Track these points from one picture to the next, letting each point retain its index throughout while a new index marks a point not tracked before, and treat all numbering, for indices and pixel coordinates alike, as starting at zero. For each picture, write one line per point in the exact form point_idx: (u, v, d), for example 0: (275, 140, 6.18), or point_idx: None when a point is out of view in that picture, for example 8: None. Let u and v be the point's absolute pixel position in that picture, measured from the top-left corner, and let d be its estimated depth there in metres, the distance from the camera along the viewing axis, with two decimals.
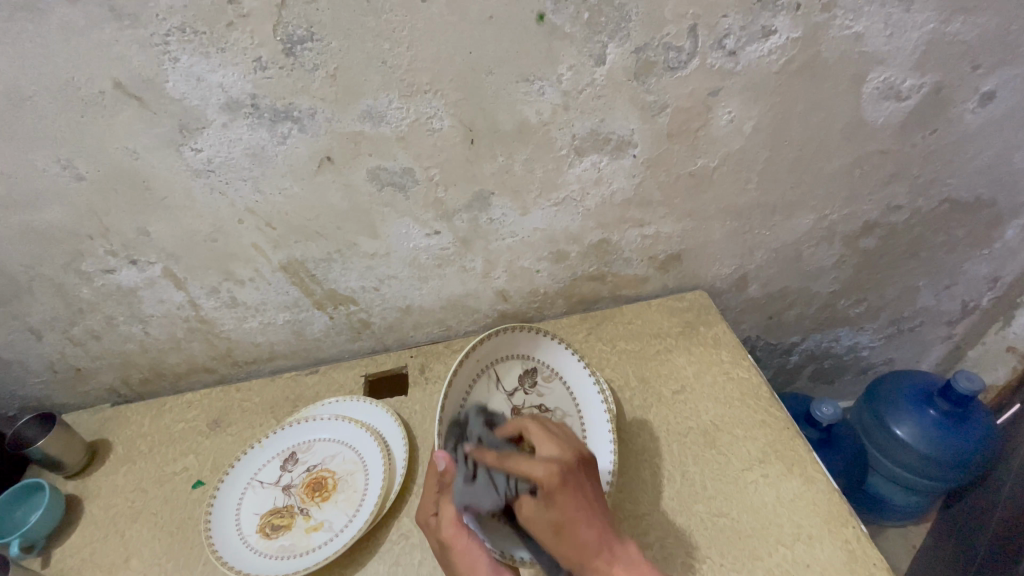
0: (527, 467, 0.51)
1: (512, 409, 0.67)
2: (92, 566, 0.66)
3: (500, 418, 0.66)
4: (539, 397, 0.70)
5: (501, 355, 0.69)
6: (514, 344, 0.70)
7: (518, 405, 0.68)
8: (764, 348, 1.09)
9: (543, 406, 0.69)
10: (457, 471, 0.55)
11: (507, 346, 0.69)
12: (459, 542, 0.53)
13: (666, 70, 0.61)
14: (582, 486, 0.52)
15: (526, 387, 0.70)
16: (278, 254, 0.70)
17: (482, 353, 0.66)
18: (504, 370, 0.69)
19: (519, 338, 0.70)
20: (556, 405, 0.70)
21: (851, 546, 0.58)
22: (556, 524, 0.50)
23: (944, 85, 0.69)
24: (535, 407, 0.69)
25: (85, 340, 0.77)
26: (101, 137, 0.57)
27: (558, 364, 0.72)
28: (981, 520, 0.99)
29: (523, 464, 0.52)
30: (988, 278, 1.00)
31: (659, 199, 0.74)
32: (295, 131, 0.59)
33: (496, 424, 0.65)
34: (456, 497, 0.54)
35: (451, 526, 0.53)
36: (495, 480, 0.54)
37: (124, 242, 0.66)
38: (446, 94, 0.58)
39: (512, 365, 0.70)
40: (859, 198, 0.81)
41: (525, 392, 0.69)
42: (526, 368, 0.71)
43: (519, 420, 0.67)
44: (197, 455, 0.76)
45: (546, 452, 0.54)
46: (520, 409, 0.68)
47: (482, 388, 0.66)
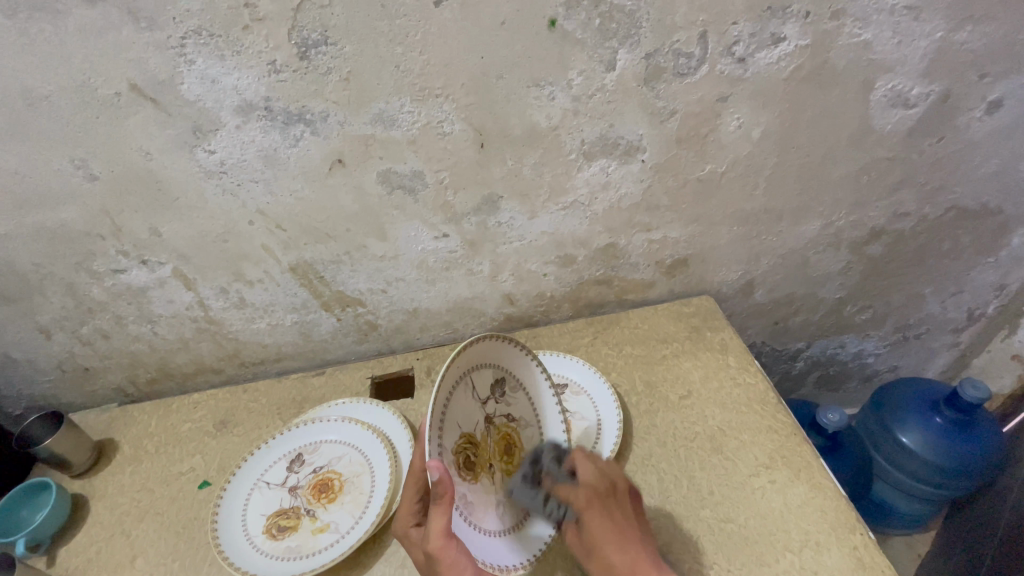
0: (566, 490, 0.54)
1: (483, 421, 0.57)
2: (99, 565, 0.66)
3: (473, 429, 0.55)
4: (508, 407, 0.60)
5: (476, 362, 0.57)
6: (491, 349, 0.58)
7: (490, 415, 0.58)
8: (769, 354, 1.09)
9: (512, 416, 0.60)
10: (450, 485, 0.48)
11: (482, 352, 0.57)
12: (448, 554, 0.48)
13: (676, 76, 0.62)
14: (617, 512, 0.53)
15: (497, 395, 0.59)
16: (287, 255, 0.70)
17: (463, 357, 0.54)
18: (480, 378, 0.57)
19: (497, 342, 0.59)
20: (522, 415, 0.61)
21: (859, 553, 0.57)
22: (593, 547, 0.51)
23: (953, 93, 0.69)
24: (504, 418, 0.59)
25: (94, 339, 0.77)
26: (116, 138, 0.57)
27: (527, 375, 0.63)
28: (987, 530, 0.99)
29: (563, 488, 0.54)
30: (995, 286, 1.00)
31: (667, 203, 0.74)
32: (308, 134, 0.59)
33: (470, 436, 0.55)
34: (447, 509, 0.49)
35: (439, 539, 0.48)
36: (545, 499, 0.57)
37: (135, 242, 0.66)
38: (457, 98, 0.59)
39: (488, 371, 0.58)
40: (866, 205, 0.81)
41: (496, 401, 0.59)
42: (497, 376, 0.59)
43: (489, 433, 0.57)
44: (203, 455, 0.77)
45: (584, 470, 0.55)
46: (492, 420, 0.58)
47: (459, 397, 0.54)
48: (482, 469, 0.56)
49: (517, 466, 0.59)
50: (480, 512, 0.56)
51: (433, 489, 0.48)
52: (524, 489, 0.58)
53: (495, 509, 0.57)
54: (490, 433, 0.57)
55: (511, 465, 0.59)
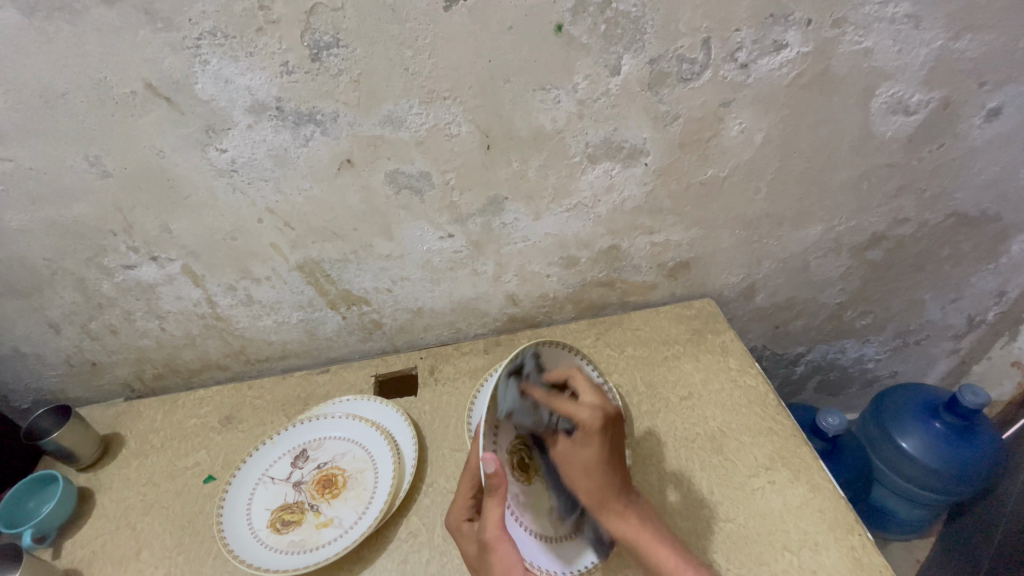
0: (574, 408, 0.59)
1: (535, 427, 0.61)
2: (104, 558, 0.67)
3: (528, 432, 0.60)
4: None
5: (535, 368, 0.61)
6: (547, 357, 0.63)
7: (544, 420, 0.62)
8: (770, 357, 1.10)
9: None
10: (503, 477, 0.51)
11: (539, 359, 0.62)
12: (501, 545, 0.51)
13: (679, 81, 0.63)
14: (612, 441, 0.60)
15: (552, 404, 0.63)
16: (294, 253, 0.71)
17: (520, 363, 0.60)
18: (536, 384, 0.62)
19: (553, 351, 0.64)
20: None
21: (857, 553, 0.58)
22: (586, 465, 0.59)
23: (952, 101, 0.70)
24: (558, 427, 0.63)
25: (102, 334, 0.78)
26: (130, 136, 0.58)
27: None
28: (985, 535, 0.99)
29: (569, 407, 0.59)
30: (995, 292, 1.01)
31: (670, 207, 0.75)
32: (318, 133, 0.60)
33: (525, 438, 0.60)
34: (501, 500, 0.52)
35: (494, 530, 0.51)
36: (540, 409, 0.60)
37: (146, 238, 0.67)
38: (465, 101, 0.60)
39: (544, 380, 0.62)
40: (866, 210, 0.82)
41: (549, 409, 0.63)
42: (553, 385, 0.64)
43: (544, 439, 0.61)
44: (208, 450, 0.77)
45: (583, 395, 0.61)
46: (547, 427, 0.62)
47: (513, 401, 0.60)
48: (531, 473, 0.59)
49: None
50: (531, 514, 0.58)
51: (487, 482, 0.51)
52: (519, 404, 0.59)
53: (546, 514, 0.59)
54: (544, 439, 0.61)
55: None
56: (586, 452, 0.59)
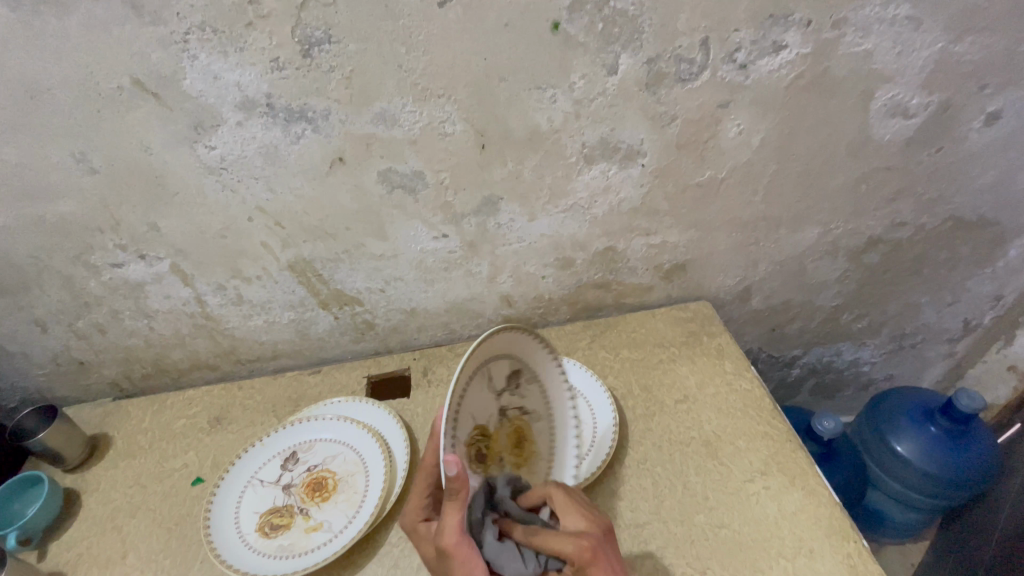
0: (555, 542, 0.48)
1: (497, 413, 0.56)
2: (89, 561, 0.66)
3: (487, 422, 0.55)
4: (522, 400, 0.59)
5: (494, 352, 0.55)
6: (512, 339, 0.57)
7: (505, 408, 0.57)
8: (766, 360, 1.09)
9: (525, 410, 0.59)
10: (466, 481, 0.48)
11: (501, 342, 0.56)
12: (462, 550, 0.48)
13: (677, 82, 0.62)
14: (610, 560, 0.48)
15: (512, 388, 0.58)
16: (286, 253, 0.70)
17: (482, 350, 0.53)
18: (497, 369, 0.56)
19: (519, 335, 0.57)
20: (535, 409, 0.60)
21: (852, 560, 0.57)
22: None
23: (951, 104, 0.69)
24: (517, 411, 0.58)
25: (90, 333, 0.77)
26: (116, 132, 0.57)
27: (544, 366, 0.61)
28: (979, 539, 0.99)
29: (548, 538, 0.49)
30: (991, 296, 1.01)
31: (666, 208, 0.74)
32: (309, 131, 0.59)
33: (483, 429, 0.55)
34: (461, 505, 0.49)
35: (454, 536, 0.48)
36: (522, 553, 0.50)
37: (133, 236, 0.66)
38: (460, 99, 0.59)
39: (503, 363, 0.57)
40: (864, 213, 0.82)
41: (511, 394, 0.58)
42: (514, 368, 0.58)
43: (501, 425, 0.57)
44: (197, 452, 0.76)
45: (567, 519, 0.51)
46: (506, 413, 0.57)
47: (474, 390, 0.54)
48: (493, 462, 0.55)
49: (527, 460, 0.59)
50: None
51: (447, 485, 0.48)
52: (499, 548, 0.50)
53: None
54: (502, 426, 0.57)
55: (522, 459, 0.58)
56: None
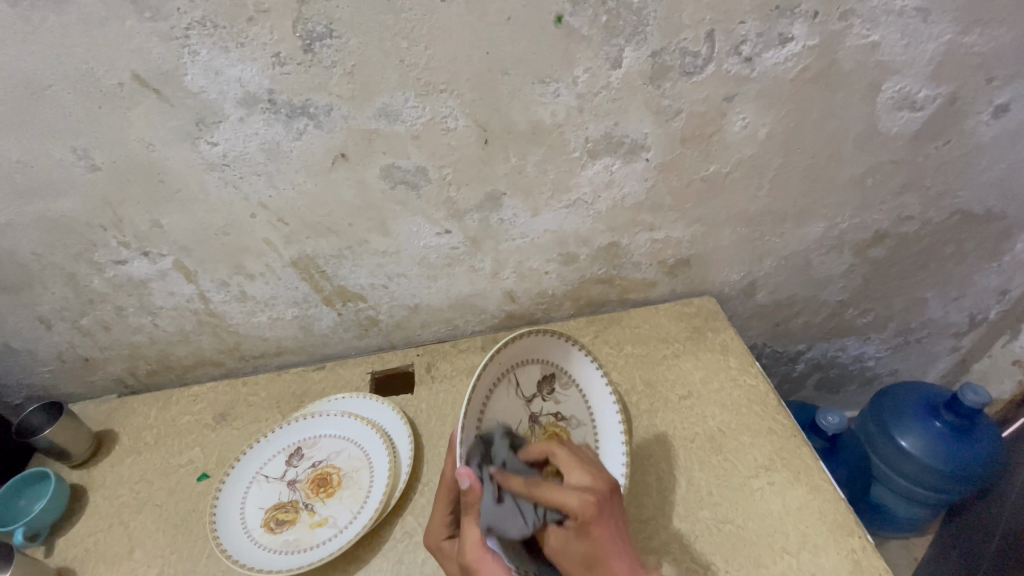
0: (560, 497, 0.47)
1: (528, 419, 0.61)
2: (96, 556, 0.66)
3: (517, 429, 0.60)
4: (556, 405, 0.64)
5: (522, 359, 0.61)
6: (538, 346, 0.62)
7: (535, 413, 0.62)
8: (770, 355, 1.09)
9: (559, 415, 0.64)
10: (480, 493, 0.50)
11: (529, 350, 0.61)
12: (483, 564, 0.49)
13: (681, 75, 0.61)
14: (610, 516, 0.49)
15: (543, 394, 0.63)
16: (289, 249, 0.70)
17: (504, 356, 0.58)
18: (525, 375, 0.61)
19: (545, 340, 0.63)
20: (572, 414, 0.65)
21: (857, 556, 0.57)
22: (586, 555, 0.47)
23: (959, 97, 0.69)
24: (550, 417, 0.63)
25: (94, 330, 0.77)
26: (118, 129, 0.57)
27: (575, 370, 0.66)
28: (983, 534, 0.99)
29: (552, 492, 0.48)
30: (997, 291, 1.00)
31: (671, 203, 0.74)
32: (311, 127, 0.59)
33: (513, 435, 0.59)
34: (480, 517, 0.51)
35: (476, 549, 0.50)
36: (521, 508, 0.49)
37: (136, 233, 0.66)
38: (462, 94, 0.59)
39: (534, 370, 0.62)
40: (870, 208, 0.81)
41: (542, 400, 0.63)
42: (544, 373, 0.63)
43: (534, 431, 0.61)
44: (202, 448, 0.77)
45: (569, 467, 0.51)
46: (537, 419, 0.62)
47: (501, 395, 0.58)
48: None
49: None
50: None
51: (463, 497, 0.50)
52: (495, 507, 0.49)
53: None
54: (534, 431, 0.61)
55: None
56: (585, 547, 0.47)
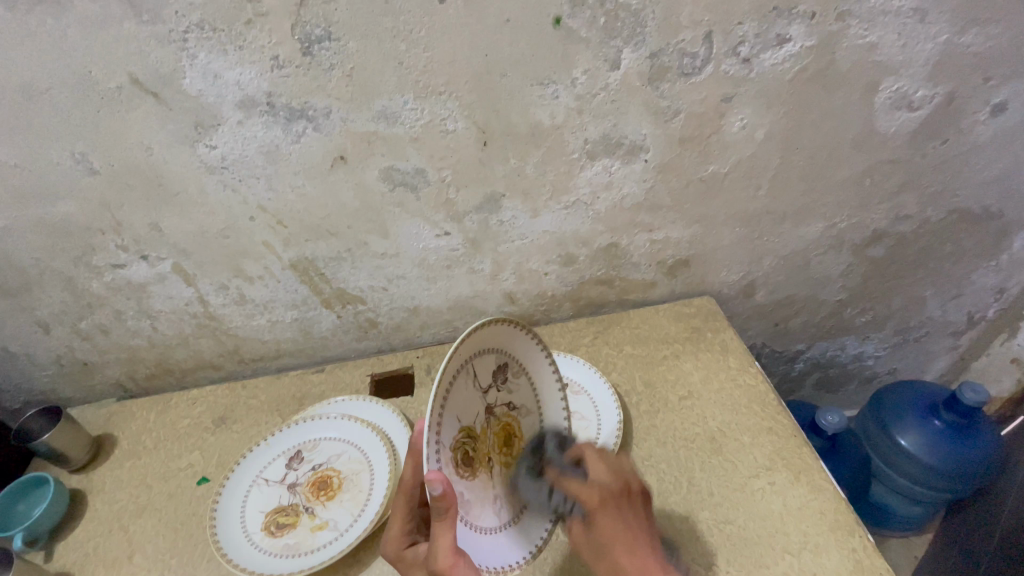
0: (577, 490, 0.52)
1: (483, 412, 0.55)
2: (96, 561, 0.66)
3: (472, 423, 0.54)
4: (510, 395, 0.58)
5: (481, 346, 0.54)
6: (497, 333, 0.55)
7: (490, 405, 0.55)
8: (770, 355, 1.09)
9: (513, 405, 0.58)
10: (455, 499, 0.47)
11: (488, 337, 0.54)
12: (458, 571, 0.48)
13: (680, 76, 0.61)
14: (626, 515, 0.52)
15: (498, 384, 0.57)
16: (288, 252, 0.70)
17: (465, 346, 0.51)
18: (482, 365, 0.54)
19: (504, 328, 0.56)
20: (523, 404, 0.59)
21: (858, 556, 0.57)
22: (597, 554, 0.50)
23: (956, 97, 0.69)
24: (504, 407, 0.57)
25: (93, 334, 0.77)
26: (116, 133, 0.57)
27: (529, 358, 0.60)
28: (983, 532, 0.99)
29: (573, 485, 0.53)
30: (995, 289, 1.00)
31: (670, 203, 0.74)
32: (310, 129, 0.59)
33: (469, 430, 0.53)
34: (451, 524, 0.48)
35: (449, 557, 0.48)
36: (550, 492, 0.56)
37: (135, 237, 0.66)
38: (461, 96, 0.59)
39: (489, 358, 0.55)
40: (868, 207, 0.81)
41: (497, 390, 0.56)
42: (499, 363, 0.57)
43: (489, 424, 0.56)
44: (202, 451, 0.76)
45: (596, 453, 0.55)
46: (493, 411, 0.56)
47: (459, 387, 0.52)
48: (480, 463, 0.55)
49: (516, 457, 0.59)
50: (477, 511, 0.55)
51: (435, 504, 0.47)
52: (528, 482, 0.57)
53: (492, 505, 0.56)
54: (490, 425, 0.56)
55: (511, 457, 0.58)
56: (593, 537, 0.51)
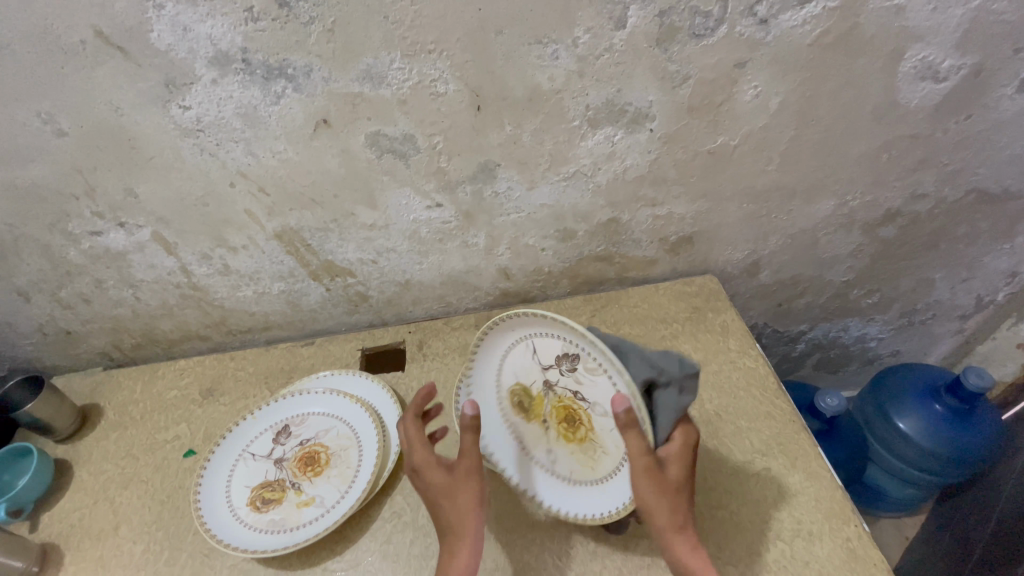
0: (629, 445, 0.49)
1: (544, 384, 0.61)
2: (82, 532, 0.65)
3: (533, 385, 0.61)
4: (578, 384, 0.59)
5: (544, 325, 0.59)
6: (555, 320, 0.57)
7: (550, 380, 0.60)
8: (771, 335, 1.07)
9: (581, 394, 0.59)
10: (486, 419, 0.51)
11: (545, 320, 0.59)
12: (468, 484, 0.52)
13: (690, 37, 0.57)
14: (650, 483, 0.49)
15: (563, 368, 0.59)
16: (272, 221, 0.67)
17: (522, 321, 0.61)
18: (544, 345, 0.60)
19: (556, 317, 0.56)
20: (595, 400, 0.58)
21: (852, 545, 0.56)
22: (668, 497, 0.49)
23: (986, 67, 0.64)
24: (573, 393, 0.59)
25: (74, 303, 0.75)
26: (83, 91, 0.53)
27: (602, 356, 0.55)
28: (978, 518, 0.98)
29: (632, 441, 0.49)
30: (1007, 273, 0.97)
31: (675, 176, 0.70)
32: (290, 90, 0.55)
33: (526, 389, 0.61)
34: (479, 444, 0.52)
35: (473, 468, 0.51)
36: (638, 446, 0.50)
37: (111, 203, 0.63)
38: (452, 55, 0.54)
39: (554, 343, 0.59)
40: (883, 185, 0.77)
41: (563, 372, 0.60)
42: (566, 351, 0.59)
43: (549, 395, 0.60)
44: (189, 424, 0.75)
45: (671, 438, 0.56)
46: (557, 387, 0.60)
47: (518, 353, 0.62)
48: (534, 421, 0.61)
49: (577, 441, 0.59)
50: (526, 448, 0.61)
51: (467, 421, 0.51)
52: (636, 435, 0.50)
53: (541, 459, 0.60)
54: (548, 396, 0.61)
55: (571, 438, 0.59)
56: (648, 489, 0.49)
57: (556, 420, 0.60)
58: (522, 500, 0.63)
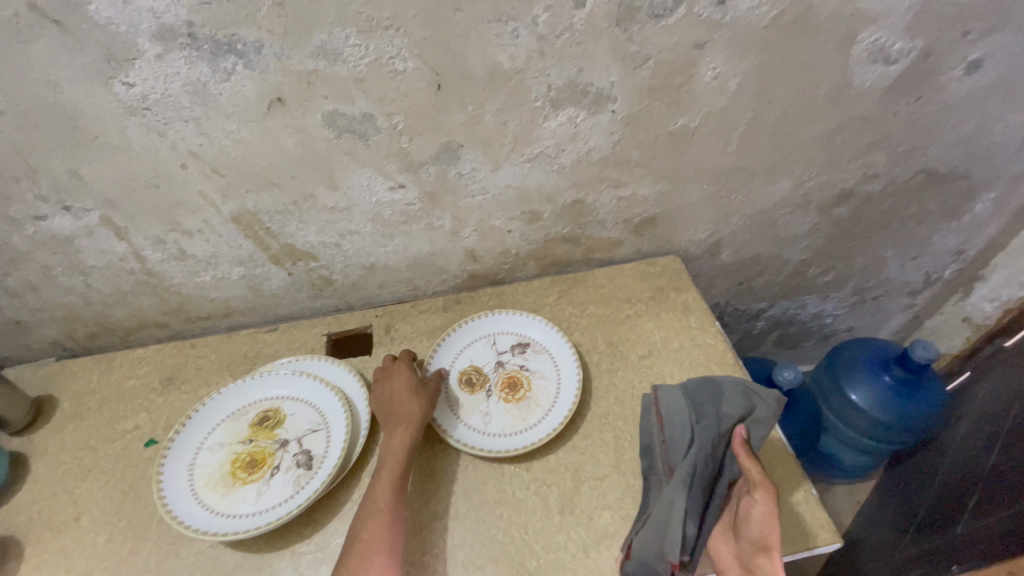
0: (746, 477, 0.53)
1: (496, 362, 0.74)
2: (40, 526, 0.64)
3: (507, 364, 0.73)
4: (523, 361, 0.74)
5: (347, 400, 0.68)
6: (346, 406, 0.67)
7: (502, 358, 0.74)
8: (732, 313, 1.10)
9: (525, 366, 0.73)
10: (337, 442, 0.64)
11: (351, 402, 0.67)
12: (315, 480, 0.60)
13: (650, 18, 0.57)
14: (755, 515, 0.51)
15: (515, 352, 0.74)
16: (228, 204, 0.65)
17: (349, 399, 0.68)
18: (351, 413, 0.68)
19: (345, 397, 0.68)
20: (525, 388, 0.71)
21: (801, 508, 0.59)
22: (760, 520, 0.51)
23: (933, 51, 0.66)
24: (515, 367, 0.73)
25: (21, 291, 0.71)
26: (17, 67, 0.50)
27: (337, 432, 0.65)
28: (924, 480, 1.04)
29: (752, 497, 0.52)
30: (953, 250, 1.02)
31: (638, 157, 0.71)
32: (241, 66, 0.53)
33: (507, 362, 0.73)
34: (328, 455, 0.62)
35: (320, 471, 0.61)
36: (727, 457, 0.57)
37: (54, 185, 0.60)
38: (410, 32, 0.53)
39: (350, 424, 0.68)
40: (838, 165, 0.80)
41: (512, 355, 0.74)
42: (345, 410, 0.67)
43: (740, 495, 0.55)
44: (149, 413, 0.73)
45: (757, 498, 0.51)
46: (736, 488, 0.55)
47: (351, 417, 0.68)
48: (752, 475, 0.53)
49: (518, 398, 0.70)
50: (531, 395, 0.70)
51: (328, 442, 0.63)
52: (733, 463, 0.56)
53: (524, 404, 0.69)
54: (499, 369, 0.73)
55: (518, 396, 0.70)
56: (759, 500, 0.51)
57: (500, 386, 0.71)
58: (493, 479, 0.64)
